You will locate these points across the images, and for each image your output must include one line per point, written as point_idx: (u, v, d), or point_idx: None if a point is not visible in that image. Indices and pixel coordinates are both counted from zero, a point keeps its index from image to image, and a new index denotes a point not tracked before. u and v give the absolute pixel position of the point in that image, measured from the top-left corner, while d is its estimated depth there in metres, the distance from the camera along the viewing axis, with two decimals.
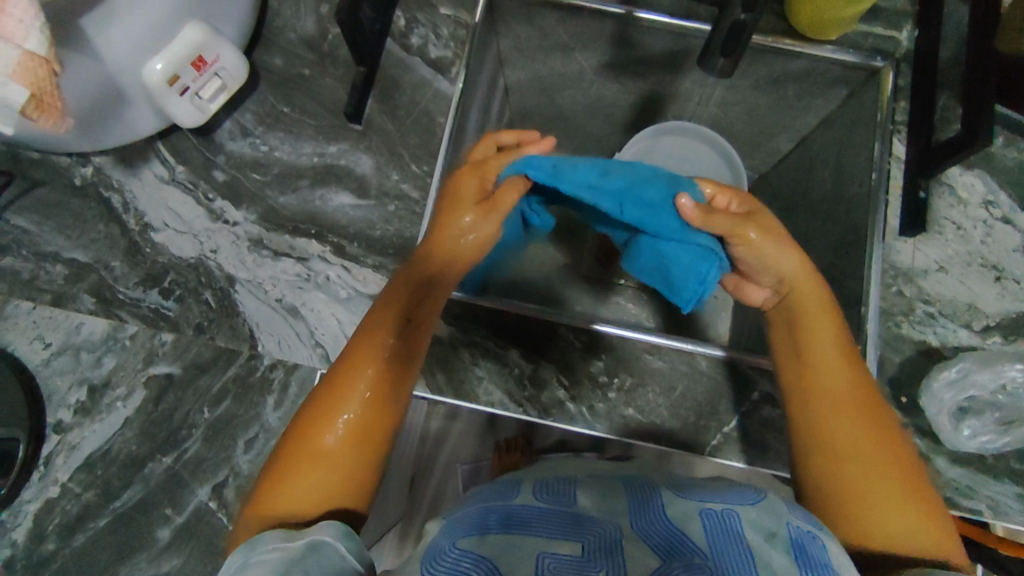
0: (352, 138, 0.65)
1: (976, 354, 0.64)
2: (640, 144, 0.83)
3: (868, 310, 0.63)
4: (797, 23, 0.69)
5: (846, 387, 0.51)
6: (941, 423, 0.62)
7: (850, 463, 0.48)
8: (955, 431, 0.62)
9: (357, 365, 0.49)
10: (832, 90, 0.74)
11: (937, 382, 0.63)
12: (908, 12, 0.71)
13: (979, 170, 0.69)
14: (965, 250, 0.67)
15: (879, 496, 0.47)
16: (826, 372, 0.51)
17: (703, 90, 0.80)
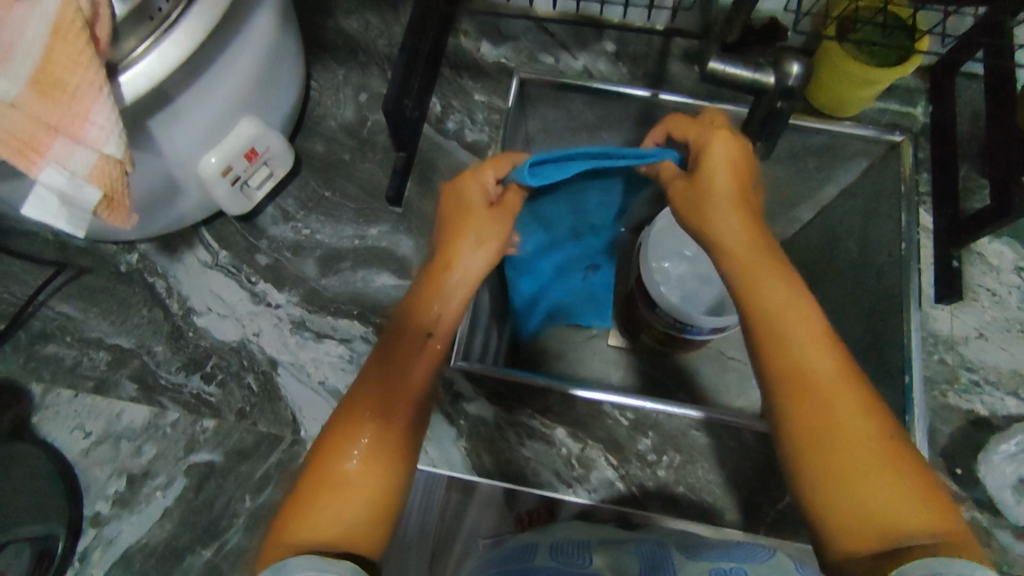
0: (392, 220, 0.67)
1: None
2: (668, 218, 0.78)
3: (912, 379, 0.63)
4: (822, 103, 0.73)
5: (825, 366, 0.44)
6: (1004, 497, 0.61)
7: (836, 451, 0.42)
8: (1019, 505, 0.60)
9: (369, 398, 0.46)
10: (852, 161, 0.76)
11: (997, 454, 0.62)
12: (921, 89, 0.75)
13: (1007, 238, 0.70)
14: (1003, 316, 0.68)
15: (861, 482, 0.41)
16: (797, 338, 0.45)
17: None
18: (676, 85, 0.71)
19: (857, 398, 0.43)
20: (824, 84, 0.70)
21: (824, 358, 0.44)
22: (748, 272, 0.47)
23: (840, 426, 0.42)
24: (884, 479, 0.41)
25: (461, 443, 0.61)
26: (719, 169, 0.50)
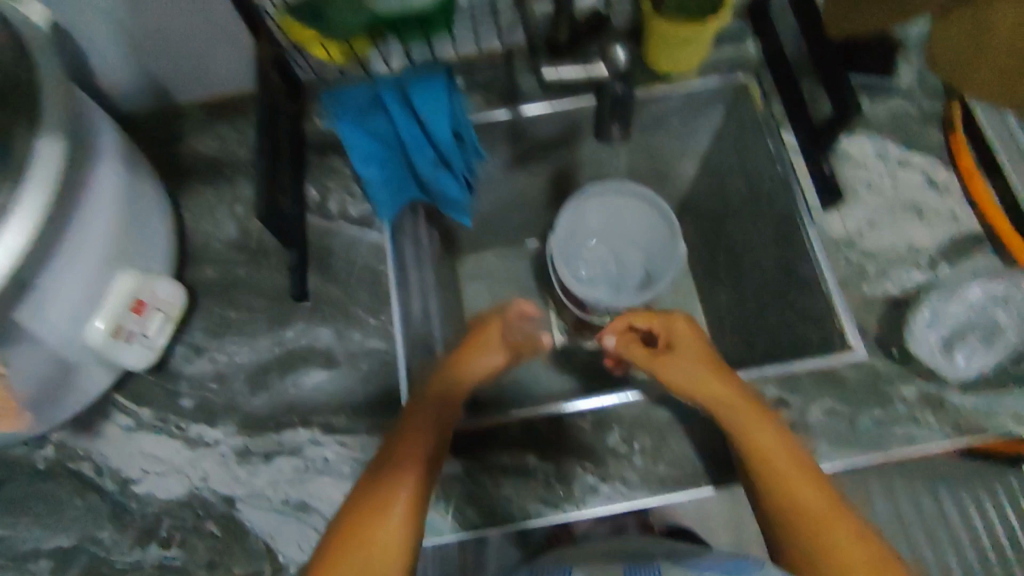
0: (305, 315, 0.65)
1: (933, 289, 0.66)
2: (569, 215, 0.86)
3: (828, 285, 0.69)
4: (660, 68, 0.79)
5: (772, 442, 0.58)
6: (938, 361, 0.63)
7: (798, 523, 0.57)
8: (951, 362, 0.63)
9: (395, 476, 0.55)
10: (712, 107, 0.83)
11: (918, 325, 0.64)
12: (744, 28, 0.81)
13: (861, 132, 0.77)
14: (884, 201, 0.74)
15: (829, 543, 0.56)
16: (760, 437, 0.58)
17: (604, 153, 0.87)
18: (530, 94, 0.75)
19: (846, 533, 0.56)
20: (659, 53, 0.76)
21: (818, 518, 0.57)
22: (735, 414, 0.59)
23: (807, 509, 0.57)
24: (839, 541, 0.55)
25: (440, 505, 0.59)
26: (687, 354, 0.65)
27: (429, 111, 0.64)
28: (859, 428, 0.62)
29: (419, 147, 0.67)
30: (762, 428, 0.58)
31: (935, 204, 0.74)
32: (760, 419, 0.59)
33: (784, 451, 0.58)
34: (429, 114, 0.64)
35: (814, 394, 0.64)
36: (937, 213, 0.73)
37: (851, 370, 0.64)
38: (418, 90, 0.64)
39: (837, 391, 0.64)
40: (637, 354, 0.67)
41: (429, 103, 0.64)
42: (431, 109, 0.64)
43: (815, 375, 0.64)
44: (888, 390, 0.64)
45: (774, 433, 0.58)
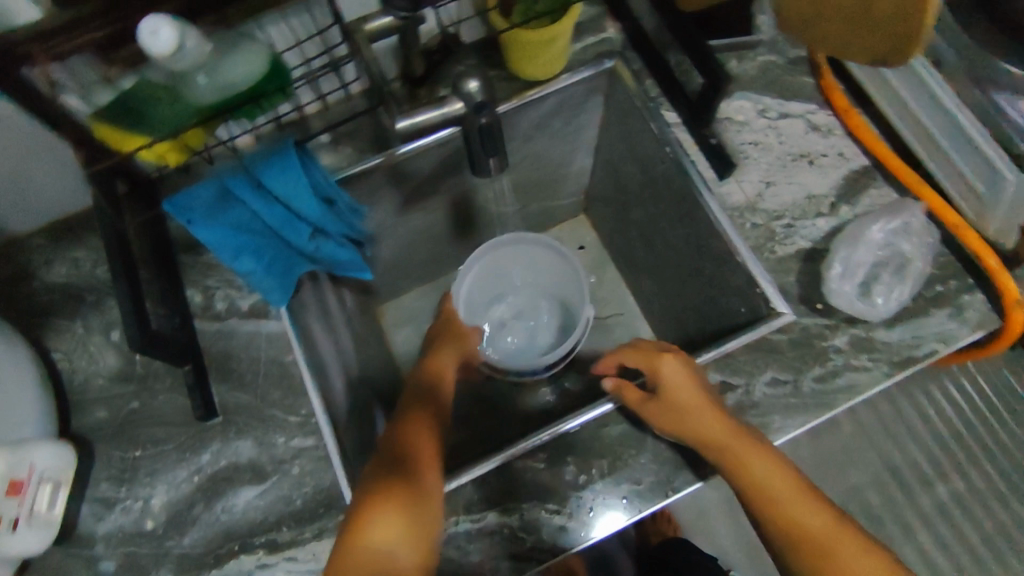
0: (219, 432, 0.60)
1: (840, 239, 0.67)
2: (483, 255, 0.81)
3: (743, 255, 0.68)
4: (528, 76, 0.77)
5: (770, 471, 0.54)
6: (860, 308, 0.64)
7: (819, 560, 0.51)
8: (872, 306, 0.64)
9: (395, 473, 0.52)
10: (589, 101, 0.82)
11: (832, 280, 0.65)
12: (601, 16, 0.81)
13: (737, 93, 0.77)
14: (775, 156, 0.74)
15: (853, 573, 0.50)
16: (749, 465, 0.54)
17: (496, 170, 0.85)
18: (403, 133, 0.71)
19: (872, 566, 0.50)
20: (521, 61, 0.74)
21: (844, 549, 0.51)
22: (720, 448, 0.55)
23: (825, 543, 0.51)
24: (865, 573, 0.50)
25: None
26: (680, 389, 0.58)
27: (278, 182, 0.61)
28: (805, 391, 0.62)
29: (283, 219, 0.63)
30: (753, 459, 0.54)
31: (822, 147, 0.74)
32: (755, 450, 0.55)
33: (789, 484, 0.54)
34: (283, 189, 0.61)
35: (754, 369, 0.63)
36: (826, 156, 0.74)
37: (782, 335, 0.64)
38: (263, 166, 0.61)
39: (773, 359, 0.64)
40: (630, 401, 0.59)
41: (275, 177, 0.61)
42: (280, 186, 0.61)
43: (749, 348, 0.64)
44: (822, 345, 0.64)
45: (768, 465, 0.54)
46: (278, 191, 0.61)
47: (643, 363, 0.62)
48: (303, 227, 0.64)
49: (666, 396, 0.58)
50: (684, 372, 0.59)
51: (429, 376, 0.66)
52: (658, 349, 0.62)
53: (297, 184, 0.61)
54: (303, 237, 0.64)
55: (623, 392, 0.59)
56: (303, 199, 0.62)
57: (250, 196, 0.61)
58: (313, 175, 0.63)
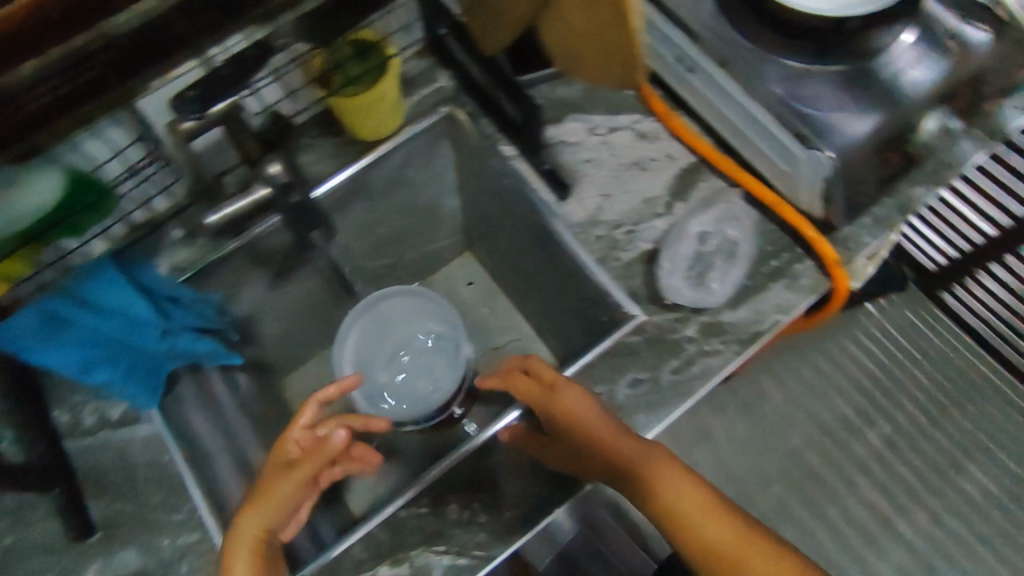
0: (101, 546, 0.60)
1: (666, 237, 0.72)
2: (355, 325, 0.84)
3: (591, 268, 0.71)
4: (366, 135, 0.80)
5: (681, 492, 0.57)
6: (696, 297, 0.69)
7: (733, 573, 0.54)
8: (706, 293, 0.69)
9: None
10: (437, 147, 0.86)
11: (665, 276, 0.70)
12: (433, 69, 0.85)
13: (568, 116, 0.81)
14: (610, 169, 0.78)
15: None
16: (664, 488, 0.57)
17: (362, 228, 0.88)
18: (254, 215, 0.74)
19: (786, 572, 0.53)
20: (355, 124, 0.78)
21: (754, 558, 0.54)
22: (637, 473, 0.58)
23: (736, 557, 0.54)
24: None
25: None
26: (584, 420, 0.59)
27: (105, 295, 0.66)
28: (663, 384, 0.67)
29: (123, 328, 0.66)
30: (667, 481, 0.58)
31: (654, 152, 0.78)
32: (668, 473, 0.58)
33: (701, 500, 0.57)
34: (113, 301, 0.66)
35: (615, 373, 0.68)
36: (657, 160, 0.78)
37: (635, 337, 0.69)
38: (84, 285, 0.66)
39: (631, 361, 0.69)
40: (524, 445, 0.63)
41: (102, 291, 0.66)
42: (106, 298, 0.66)
43: (607, 355, 0.69)
44: (673, 338, 0.69)
45: (680, 487, 0.57)
46: (107, 304, 0.66)
47: (540, 399, 0.62)
48: (145, 329, 0.67)
49: (568, 425, 0.59)
50: (582, 398, 0.60)
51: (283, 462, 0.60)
52: (552, 376, 0.63)
53: (125, 292, 0.67)
54: (148, 338, 0.67)
55: (514, 434, 0.64)
56: (134, 304, 0.67)
57: (79, 313, 0.65)
58: (139, 281, 0.69)
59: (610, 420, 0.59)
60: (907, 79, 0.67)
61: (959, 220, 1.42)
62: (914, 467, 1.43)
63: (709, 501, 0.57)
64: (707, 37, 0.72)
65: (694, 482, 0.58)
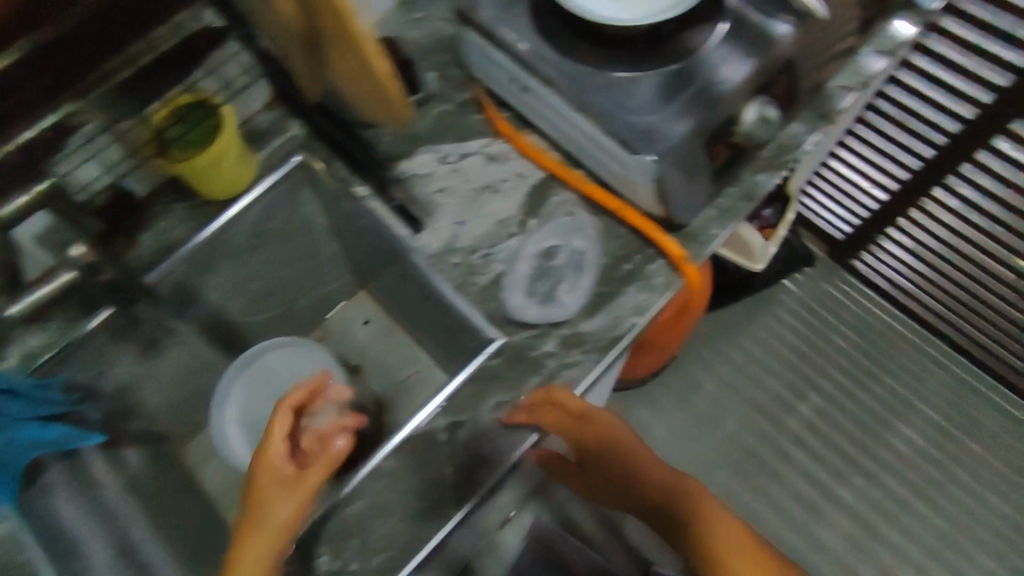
0: None
1: (512, 257, 0.75)
2: (232, 393, 0.82)
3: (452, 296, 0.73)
4: (213, 194, 0.79)
5: (729, 537, 0.68)
6: (547, 313, 0.71)
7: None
8: (555, 306, 0.71)
9: None
10: (299, 193, 0.85)
11: (514, 295, 0.72)
12: (283, 115, 0.85)
13: (420, 148, 0.82)
14: (463, 195, 0.79)
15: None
16: (701, 514, 0.70)
17: (237, 283, 0.87)
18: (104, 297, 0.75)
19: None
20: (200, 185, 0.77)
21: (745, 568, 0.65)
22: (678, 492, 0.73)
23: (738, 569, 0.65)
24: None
25: None
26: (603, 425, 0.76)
27: None
28: (526, 402, 0.68)
29: None
30: (715, 509, 0.71)
31: (504, 173, 0.79)
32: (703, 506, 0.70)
33: (740, 549, 0.67)
34: None
35: (478, 399, 0.69)
36: (508, 181, 0.79)
37: (496, 360, 0.70)
38: None
39: (493, 384, 0.69)
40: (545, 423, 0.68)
41: None
42: None
43: (471, 382, 0.70)
44: (533, 356, 0.70)
45: (724, 527, 0.69)
46: None
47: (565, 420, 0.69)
48: None
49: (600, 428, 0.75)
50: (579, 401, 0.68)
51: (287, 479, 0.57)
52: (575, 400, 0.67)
53: None
54: None
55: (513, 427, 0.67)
56: None
57: None
58: None
59: (641, 449, 0.79)
60: (723, 75, 0.69)
61: (850, 187, 1.47)
62: (844, 431, 1.48)
63: (745, 537, 0.68)
64: (533, 61, 0.72)
65: (722, 513, 0.70)
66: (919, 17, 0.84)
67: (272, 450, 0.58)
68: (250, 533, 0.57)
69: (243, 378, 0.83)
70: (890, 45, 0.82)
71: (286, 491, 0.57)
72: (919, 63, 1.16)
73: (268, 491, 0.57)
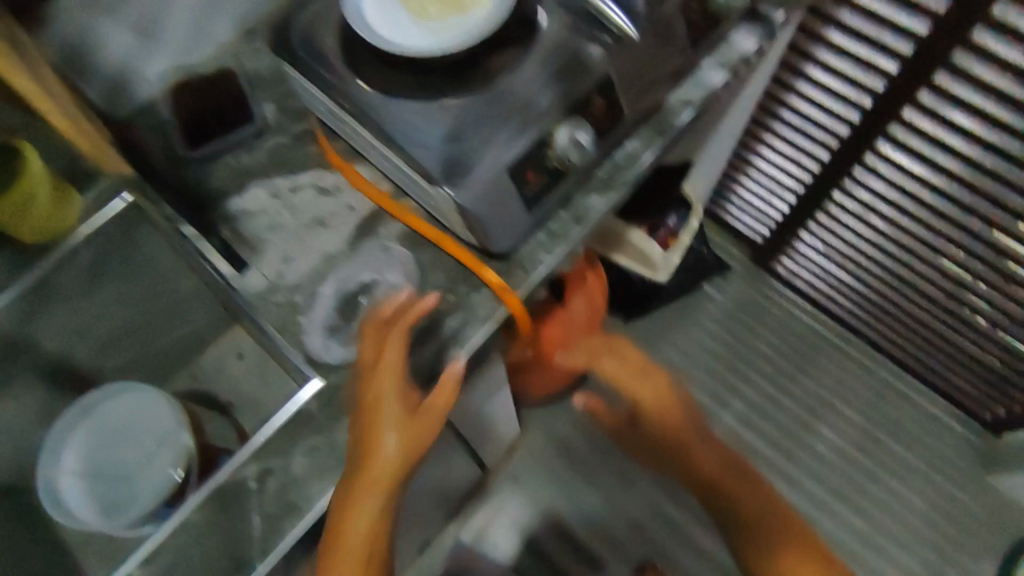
0: None
1: (329, 292, 0.73)
2: (77, 442, 0.82)
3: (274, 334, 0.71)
4: (38, 235, 0.77)
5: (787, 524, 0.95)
6: (361, 350, 0.69)
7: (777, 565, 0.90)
8: (370, 344, 0.69)
9: (365, 526, 0.62)
10: (134, 234, 0.83)
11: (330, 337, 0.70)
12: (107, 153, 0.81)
13: (251, 183, 0.79)
14: (292, 231, 0.77)
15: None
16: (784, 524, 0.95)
17: (79, 325, 0.86)
18: None
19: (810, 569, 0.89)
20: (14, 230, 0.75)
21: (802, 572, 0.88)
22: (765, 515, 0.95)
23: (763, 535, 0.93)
24: None
25: None
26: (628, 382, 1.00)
27: None
28: (339, 446, 0.67)
29: None
30: (790, 517, 0.95)
31: (333, 207, 0.77)
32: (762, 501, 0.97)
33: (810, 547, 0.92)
34: None
35: (292, 443, 0.68)
36: (336, 215, 0.77)
37: (314, 402, 0.69)
38: None
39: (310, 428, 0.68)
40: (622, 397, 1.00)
41: None
42: None
43: (284, 428, 0.67)
44: (349, 397, 0.68)
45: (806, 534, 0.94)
46: None
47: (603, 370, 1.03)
48: None
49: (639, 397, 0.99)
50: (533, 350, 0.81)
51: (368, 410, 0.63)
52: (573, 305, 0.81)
53: None
54: None
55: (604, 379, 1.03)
56: None
57: None
58: None
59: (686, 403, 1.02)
60: (535, 100, 0.66)
61: (761, 189, 1.45)
62: (768, 439, 1.45)
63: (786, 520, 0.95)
64: (340, 90, 0.67)
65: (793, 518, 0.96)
66: (768, 27, 0.81)
67: (378, 444, 0.62)
68: (364, 485, 0.61)
69: (82, 426, 0.82)
70: (739, 56, 0.79)
71: (383, 488, 0.62)
72: (816, 74, 1.13)
73: (374, 452, 0.62)
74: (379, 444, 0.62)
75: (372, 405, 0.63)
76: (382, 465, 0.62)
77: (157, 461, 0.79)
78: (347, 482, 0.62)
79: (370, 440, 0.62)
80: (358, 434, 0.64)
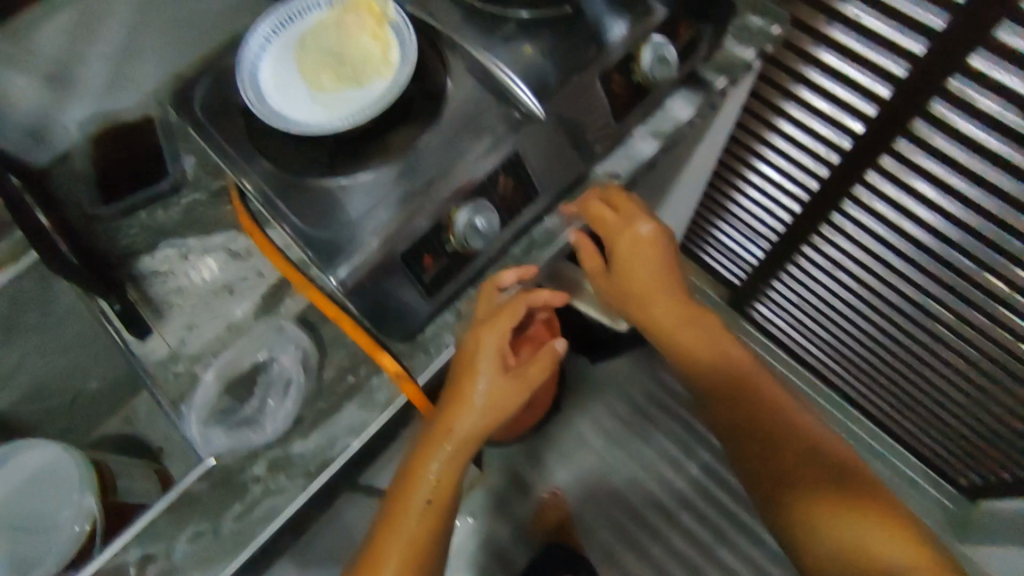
0: None
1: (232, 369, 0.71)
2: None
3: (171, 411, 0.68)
4: None
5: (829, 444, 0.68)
6: (250, 437, 0.65)
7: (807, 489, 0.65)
8: (262, 429, 0.66)
9: (442, 464, 0.60)
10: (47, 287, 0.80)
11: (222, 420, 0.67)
12: None
13: (161, 243, 0.77)
14: (201, 297, 0.76)
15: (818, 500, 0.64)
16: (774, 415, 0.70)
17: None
18: None
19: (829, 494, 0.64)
20: None
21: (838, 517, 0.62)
22: (782, 422, 0.69)
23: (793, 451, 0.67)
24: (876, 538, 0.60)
25: None
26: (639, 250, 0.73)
27: None
28: (221, 535, 0.61)
29: None
30: (817, 434, 0.68)
31: (244, 274, 0.77)
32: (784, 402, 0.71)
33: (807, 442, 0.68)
34: None
35: (172, 530, 0.61)
36: (246, 283, 0.76)
37: (199, 484, 0.63)
38: None
39: (190, 513, 0.62)
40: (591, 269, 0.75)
41: None
42: None
43: (167, 511, 0.61)
44: (239, 480, 0.64)
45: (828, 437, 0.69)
46: None
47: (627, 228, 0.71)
48: None
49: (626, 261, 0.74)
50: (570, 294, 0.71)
51: (460, 364, 0.63)
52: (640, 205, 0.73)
53: None
54: None
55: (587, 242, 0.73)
56: None
57: None
58: None
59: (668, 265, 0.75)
60: (442, 176, 0.61)
61: (733, 232, 1.40)
62: None
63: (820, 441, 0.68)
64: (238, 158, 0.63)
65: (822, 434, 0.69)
66: (708, 93, 0.77)
67: (468, 382, 0.62)
68: (443, 427, 0.61)
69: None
70: (674, 124, 0.76)
71: (461, 448, 0.61)
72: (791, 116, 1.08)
73: (450, 416, 0.61)
74: (475, 368, 0.62)
75: (474, 343, 0.63)
76: (470, 410, 0.61)
77: (58, 520, 0.76)
78: (445, 399, 0.63)
79: (460, 382, 0.62)
80: (456, 373, 0.63)
